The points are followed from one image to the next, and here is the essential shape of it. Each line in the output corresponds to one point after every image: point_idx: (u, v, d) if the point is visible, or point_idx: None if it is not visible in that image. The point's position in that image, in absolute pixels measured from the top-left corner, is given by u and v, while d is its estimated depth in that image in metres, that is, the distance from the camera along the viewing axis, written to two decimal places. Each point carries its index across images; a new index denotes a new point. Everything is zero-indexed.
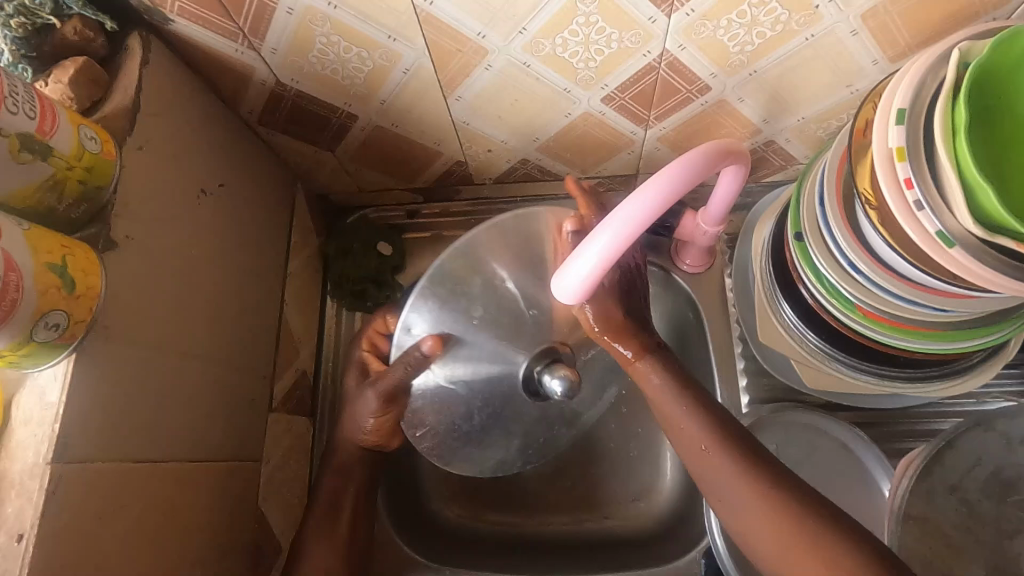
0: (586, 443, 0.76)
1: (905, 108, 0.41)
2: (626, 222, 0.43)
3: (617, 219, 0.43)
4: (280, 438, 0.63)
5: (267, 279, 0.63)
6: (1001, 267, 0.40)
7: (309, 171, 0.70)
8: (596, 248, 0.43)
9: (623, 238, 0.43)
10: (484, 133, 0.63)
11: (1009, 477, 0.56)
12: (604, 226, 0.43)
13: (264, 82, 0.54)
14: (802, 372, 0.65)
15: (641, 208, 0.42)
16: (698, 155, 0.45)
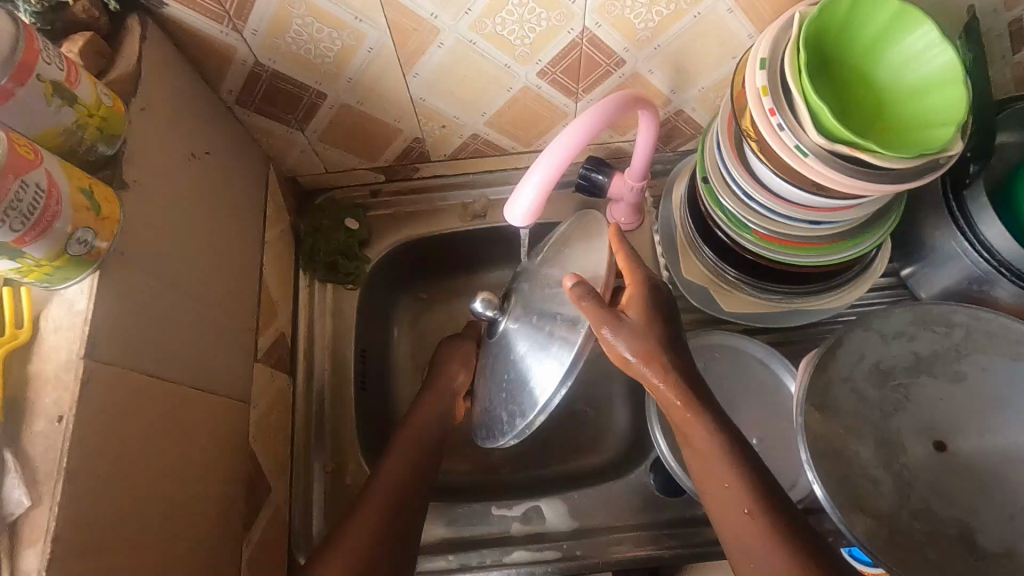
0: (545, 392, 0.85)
1: (766, 57, 0.54)
2: (561, 151, 0.52)
3: (550, 152, 0.52)
4: (265, 388, 0.68)
5: (248, 244, 0.69)
6: (843, 170, 0.52)
7: (281, 151, 0.78)
8: (538, 174, 0.53)
9: (560, 163, 0.53)
10: (438, 109, 0.73)
11: (887, 366, 0.68)
12: (541, 158, 0.53)
13: (244, 62, 0.62)
14: (721, 298, 0.77)
15: (571, 139, 0.52)
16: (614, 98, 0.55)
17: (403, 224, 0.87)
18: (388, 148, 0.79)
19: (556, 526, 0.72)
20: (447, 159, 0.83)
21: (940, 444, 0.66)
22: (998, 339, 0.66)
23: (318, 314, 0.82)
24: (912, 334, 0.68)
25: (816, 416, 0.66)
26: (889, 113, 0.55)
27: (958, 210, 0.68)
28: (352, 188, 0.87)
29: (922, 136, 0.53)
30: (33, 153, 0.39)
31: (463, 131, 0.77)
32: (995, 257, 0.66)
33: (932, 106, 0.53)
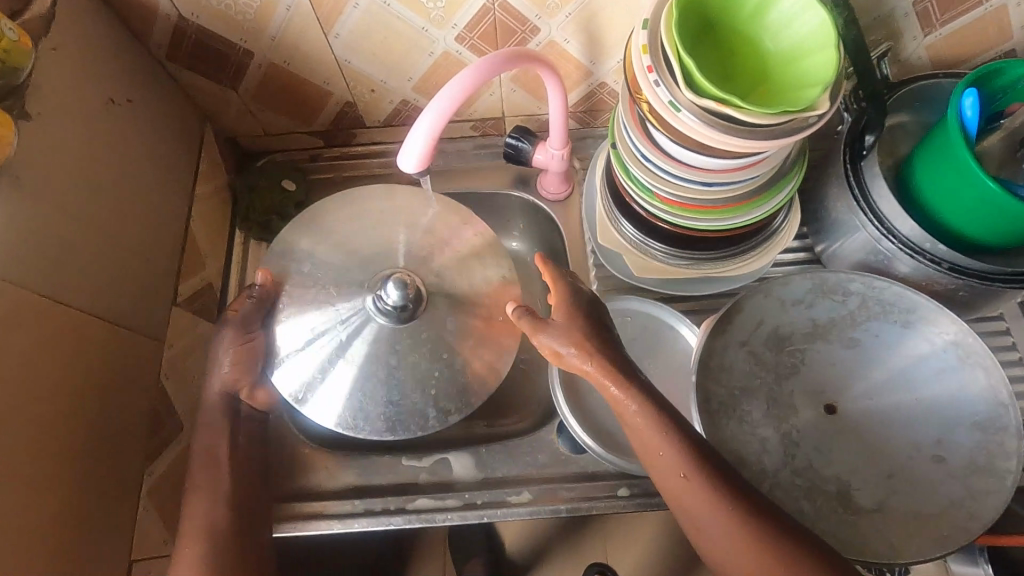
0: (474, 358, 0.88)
1: (649, 18, 0.56)
2: (448, 100, 0.55)
3: (436, 101, 0.55)
4: (184, 331, 0.71)
5: (174, 193, 0.72)
6: (715, 126, 0.54)
7: (218, 110, 0.81)
8: (427, 121, 0.55)
9: (446, 111, 0.56)
10: (365, 71, 0.75)
11: (785, 332, 0.70)
12: (428, 108, 0.55)
13: (167, 16, 0.65)
14: (634, 265, 0.79)
15: (457, 90, 0.55)
16: (501, 53, 0.58)
17: (340, 188, 0.90)
18: (322, 112, 0.82)
19: (463, 477, 0.74)
20: (382, 125, 0.86)
21: (830, 407, 0.67)
22: (891, 308, 0.67)
23: (250, 269, 0.85)
24: (810, 302, 0.70)
25: (710, 375, 0.68)
26: (769, 74, 0.58)
27: (854, 180, 0.70)
28: (292, 152, 0.90)
29: (794, 97, 0.55)
30: None
31: (392, 96, 0.80)
32: (884, 224, 0.69)
33: (806, 68, 0.56)
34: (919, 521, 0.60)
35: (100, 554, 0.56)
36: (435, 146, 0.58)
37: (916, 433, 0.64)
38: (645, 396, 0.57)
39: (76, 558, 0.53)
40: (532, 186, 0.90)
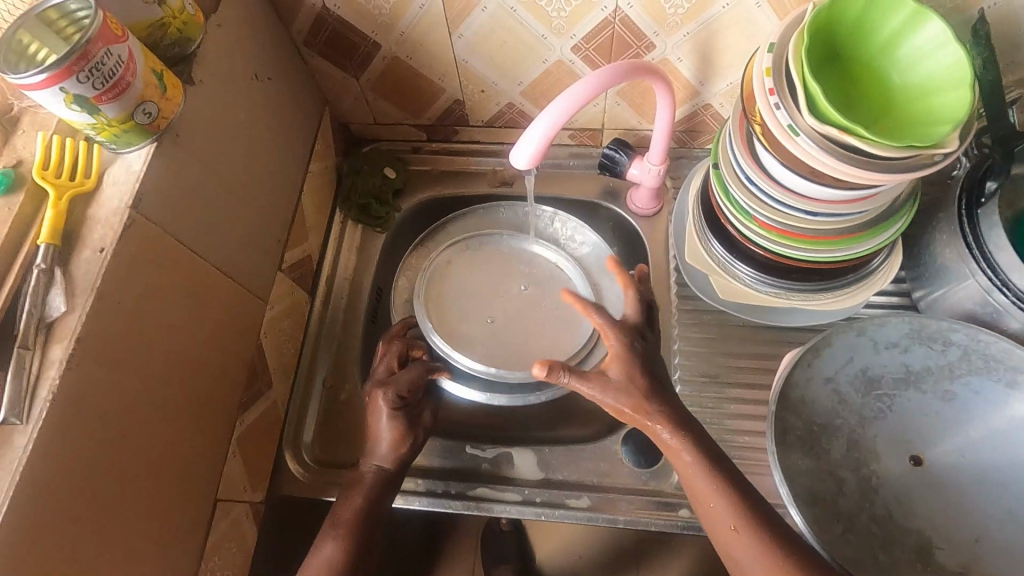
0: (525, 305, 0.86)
1: (775, 42, 0.57)
2: (564, 108, 0.57)
3: (559, 103, 0.57)
4: (284, 295, 0.77)
5: (293, 167, 0.78)
6: (833, 153, 0.54)
7: (337, 97, 0.86)
8: (542, 126, 0.58)
9: (560, 118, 0.58)
10: (479, 72, 0.79)
11: (874, 374, 0.68)
12: (549, 108, 0.58)
13: (313, 5, 0.71)
14: (719, 286, 0.79)
15: (574, 97, 0.57)
16: (624, 65, 0.60)
17: (435, 182, 0.94)
18: (432, 107, 0.87)
19: (523, 473, 0.75)
20: (484, 125, 0.89)
21: (916, 458, 0.65)
22: (995, 363, 0.64)
23: (345, 247, 0.89)
24: (906, 346, 0.67)
25: (790, 407, 0.67)
26: (893, 108, 0.57)
27: (968, 227, 0.67)
28: (396, 142, 0.95)
29: (919, 132, 0.54)
30: (121, 30, 0.48)
31: (500, 98, 0.83)
32: (997, 275, 0.66)
33: (935, 104, 0.55)
34: None
35: (194, 489, 0.60)
36: (546, 149, 0.60)
37: (1014, 499, 0.60)
38: (693, 440, 0.58)
39: (174, 491, 0.58)
40: (621, 199, 0.91)
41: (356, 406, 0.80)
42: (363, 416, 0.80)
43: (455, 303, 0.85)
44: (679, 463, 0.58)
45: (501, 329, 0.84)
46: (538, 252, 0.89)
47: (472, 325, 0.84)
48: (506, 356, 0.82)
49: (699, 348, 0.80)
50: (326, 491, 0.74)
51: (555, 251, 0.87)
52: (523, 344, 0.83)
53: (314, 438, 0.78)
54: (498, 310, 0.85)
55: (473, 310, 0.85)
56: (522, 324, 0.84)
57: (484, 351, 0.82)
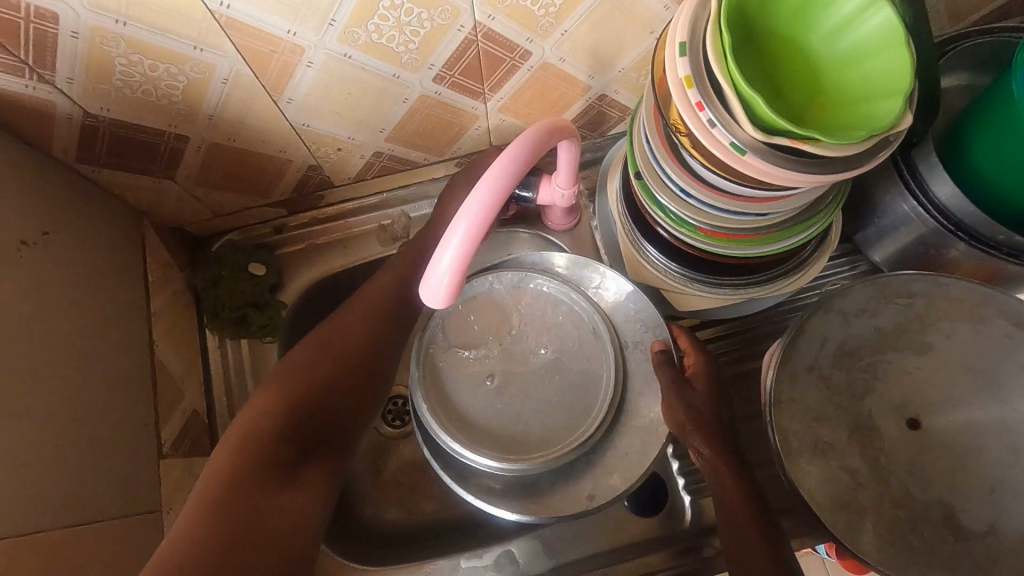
0: (556, 352, 0.71)
1: (685, 41, 0.46)
2: (478, 194, 0.45)
3: (470, 207, 0.44)
4: (179, 482, 0.60)
5: (127, 323, 0.59)
6: (787, 164, 0.46)
7: (155, 204, 0.66)
8: (456, 227, 0.44)
9: (475, 212, 0.44)
10: (328, 132, 0.63)
11: (852, 347, 0.64)
12: (458, 213, 0.44)
13: (69, 116, 0.51)
14: (672, 297, 0.71)
15: (488, 181, 0.45)
16: (535, 129, 0.50)
17: (317, 260, 0.77)
18: (281, 181, 0.69)
19: (530, 568, 0.67)
20: (354, 181, 0.73)
21: (913, 422, 0.62)
22: (959, 304, 0.63)
23: (235, 379, 0.72)
24: (874, 309, 0.64)
25: (784, 412, 0.62)
26: (826, 83, 0.49)
27: (908, 174, 0.63)
28: (252, 228, 0.76)
29: (864, 112, 0.47)
30: None
31: (363, 150, 0.67)
32: (951, 220, 0.61)
33: (871, 73, 0.47)
34: None
35: None
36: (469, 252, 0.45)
37: (1013, 439, 0.59)
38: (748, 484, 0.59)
39: None
40: (535, 217, 0.80)
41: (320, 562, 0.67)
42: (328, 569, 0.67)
43: (451, 362, 0.69)
44: (732, 511, 0.58)
45: (512, 396, 0.69)
46: (543, 289, 0.73)
47: (468, 388, 0.69)
48: (521, 437, 0.67)
49: None
50: None
51: (569, 293, 0.72)
52: (540, 427, 0.68)
53: None
54: (509, 376, 0.70)
55: (466, 374, 0.69)
56: (523, 388, 0.69)
57: (483, 433, 0.67)
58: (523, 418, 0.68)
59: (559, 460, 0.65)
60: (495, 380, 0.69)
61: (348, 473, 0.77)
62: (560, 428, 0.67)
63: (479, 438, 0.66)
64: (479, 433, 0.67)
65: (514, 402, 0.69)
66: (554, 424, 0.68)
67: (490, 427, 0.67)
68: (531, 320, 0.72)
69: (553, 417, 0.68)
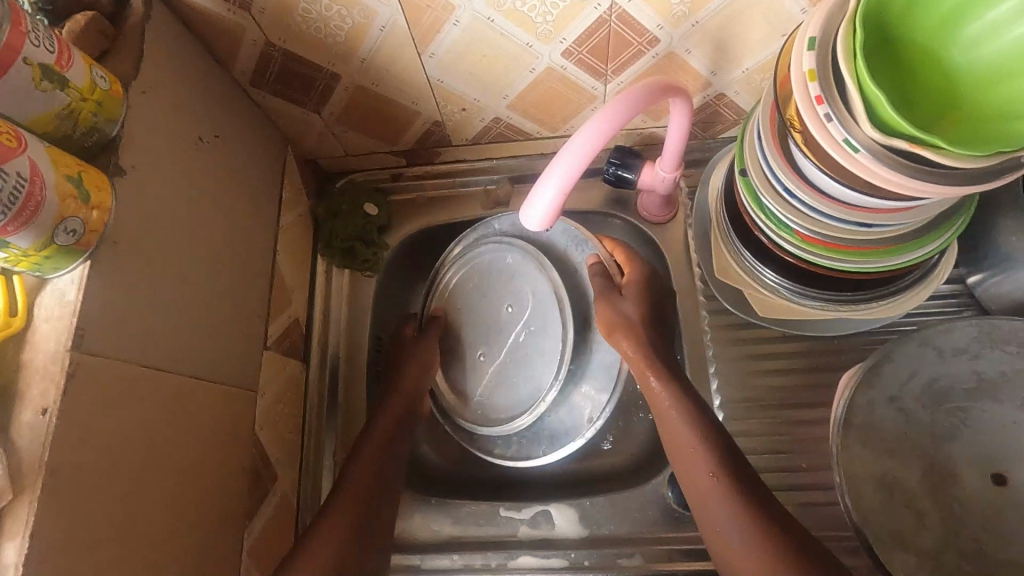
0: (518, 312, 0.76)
1: (816, 36, 0.47)
2: (577, 151, 0.50)
3: (566, 157, 0.50)
4: (274, 375, 0.68)
5: (261, 229, 0.68)
6: (902, 168, 0.45)
7: (299, 135, 0.76)
8: (555, 178, 0.51)
9: (574, 166, 0.50)
10: (457, 90, 0.68)
11: (943, 386, 0.61)
12: (556, 162, 0.51)
13: (254, 41, 0.60)
14: (756, 302, 0.70)
15: (589, 138, 0.49)
16: (644, 86, 0.51)
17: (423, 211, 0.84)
18: (408, 131, 0.76)
19: (565, 533, 0.69)
20: (470, 143, 0.79)
21: (998, 477, 0.58)
22: None
23: (334, 302, 0.80)
24: (976, 352, 0.61)
25: (853, 436, 0.60)
26: (963, 98, 0.48)
27: None
28: (372, 172, 0.84)
29: (1002, 130, 0.45)
30: (16, 140, 0.38)
31: (484, 114, 0.73)
32: None
33: (1015, 92, 0.45)
34: None
35: None
36: (561, 201, 0.53)
37: None
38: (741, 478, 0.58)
39: None
40: (631, 206, 0.82)
41: None
42: None
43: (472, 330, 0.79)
44: (674, 431, 0.62)
45: (506, 359, 0.76)
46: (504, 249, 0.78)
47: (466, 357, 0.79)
48: (507, 404, 0.75)
49: (737, 366, 0.73)
50: None
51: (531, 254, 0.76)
52: (518, 391, 0.75)
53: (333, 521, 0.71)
54: (494, 344, 0.77)
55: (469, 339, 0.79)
56: (507, 352, 0.76)
57: (485, 401, 0.77)
58: (506, 383, 0.76)
59: (519, 423, 0.73)
60: (484, 351, 0.78)
61: None
62: (524, 394, 0.74)
63: (502, 407, 0.76)
64: (498, 404, 0.76)
65: (507, 367, 0.76)
66: (524, 376, 0.75)
67: (491, 398, 0.76)
68: (495, 283, 0.78)
69: (530, 376, 0.74)
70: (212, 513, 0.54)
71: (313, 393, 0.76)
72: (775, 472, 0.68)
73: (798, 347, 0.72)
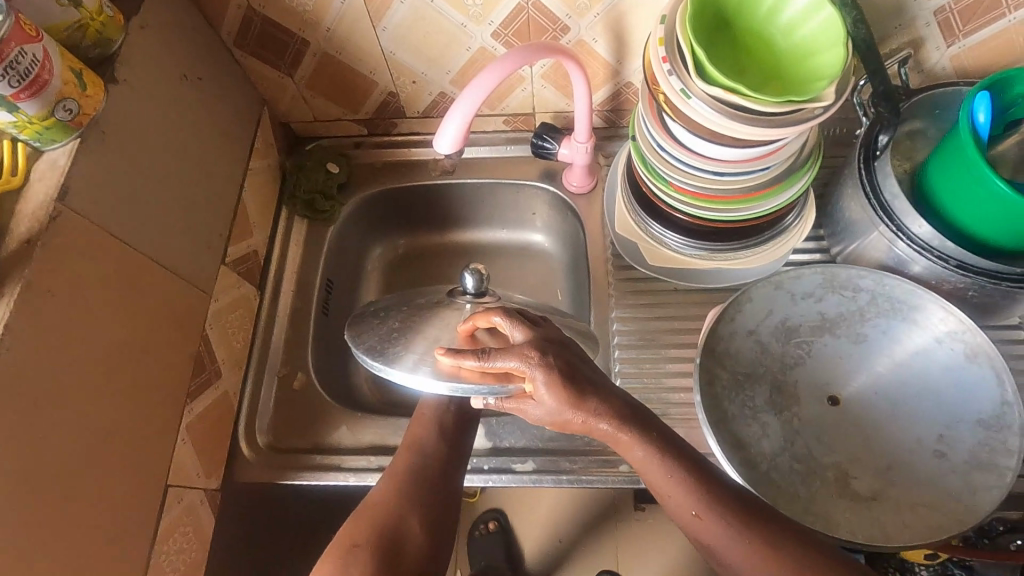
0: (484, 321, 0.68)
1: (666, 15, 0.61)
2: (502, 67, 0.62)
3: (496, 68, 0.62)
4: (229, 289, 0.78)
5: (231, 164, 0.79)
6: (723, 113, 0.58)
7: (274, 97, 0.89)
8: (479, 90, 0.62)
9: (498, 76, 0.62)
10: (407, 63, 0.82)
11: (793, 324, 0.72)
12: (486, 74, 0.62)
13: (239, 5, 0.74)
14: (648, 254, 0.82)
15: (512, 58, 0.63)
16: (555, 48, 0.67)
17: (378, 174, 0.96)
18: (367, 100, 0.90)
19: (473, 445, 0.78)
20: (421, 115, 0.92)
21: (833, 398, 0.69)
22: (900, 305, 0.68)
23: (292, 243, 0.91)
24: (821, 295, 0.71)
25: (715, 359, 0.70)
26: (781, 70, 0.61)
27: (866, 178, 0.71)
28: (337, 139, 0.98)
29: (802, 90, 0.59)
30: (34, 32, 0.51)
31: (432, 88, 0.86)
32: (895, 221, 0.69)
33: (817, 65, 0.59)
34: (914, 511, 0.61)
35: (144, 475, 0.61)
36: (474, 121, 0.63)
37: (914, 427, 0.65)
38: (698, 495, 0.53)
39: (127, 470, 0.59)
40: (558, 180, 0.95)
41: (311, 392, 0.82)
42: (315, 399, 0.82)
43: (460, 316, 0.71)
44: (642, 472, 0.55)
45: None
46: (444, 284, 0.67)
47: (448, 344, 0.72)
48: None
49: (636, 313, 0.83)
50: (282, 476, 0.77)
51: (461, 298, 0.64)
52: None
53: (269, 425, 0.80)
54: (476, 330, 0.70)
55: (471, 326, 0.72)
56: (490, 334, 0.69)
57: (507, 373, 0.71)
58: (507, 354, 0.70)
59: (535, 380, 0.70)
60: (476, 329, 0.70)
61: (349, 347, 0.93)
62: None
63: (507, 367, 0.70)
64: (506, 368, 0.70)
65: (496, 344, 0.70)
66: None
67: None
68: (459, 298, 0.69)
69: None
70: (154, 379, 0.63)
71: (263, 318, 0.86)
72: (662, 400, 0.78)
73: (687, 298, 0.83)
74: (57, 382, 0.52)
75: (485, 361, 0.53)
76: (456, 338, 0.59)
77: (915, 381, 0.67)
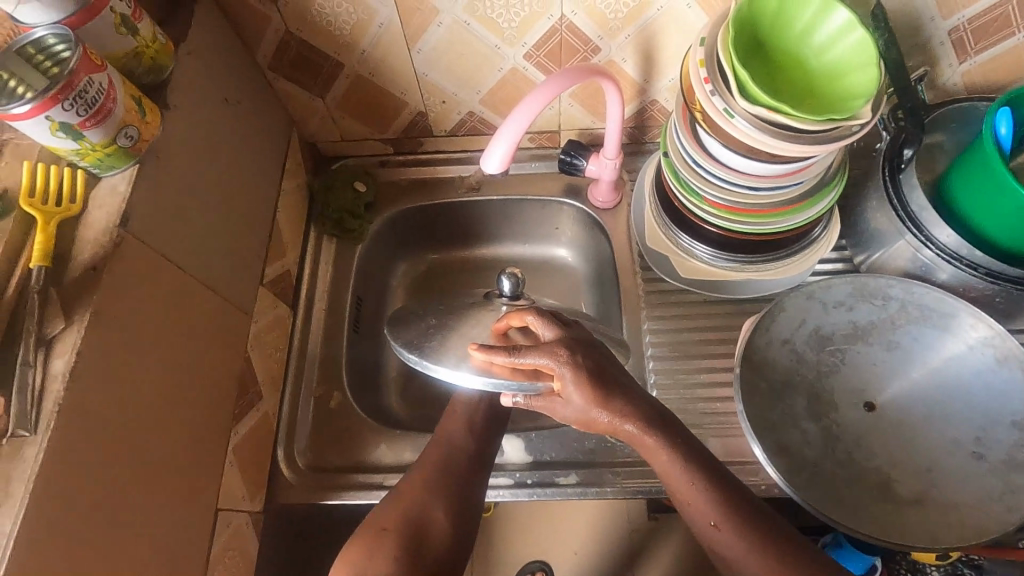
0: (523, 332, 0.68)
1: (706, 37, 0.63)
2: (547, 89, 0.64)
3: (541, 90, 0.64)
4: (267, 309, 0.78)
5: (267, 185, 0.80)
6: (766, 131, 0.60)
7: (304, 118, 0.90)
8: (525, 112, 0.63)
9: (544, 98, 0.64)
10: (439, 84, 0.84)
11: (826, 332, 0.74)
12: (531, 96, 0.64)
13: (278, 29, 0.75)
14: (679, 266, 0.84)
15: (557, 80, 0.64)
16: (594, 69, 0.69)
17: (405, 192, 0.97)
18: (396, 120, 0.91)
19: (513, 459, 0.78)
20: (448, 133, 0.94)
21: (868, 404, 0.71)
22: (929, 312, 0.71)
23: (322, 262, 0.92)
24: (852, 305, 0.73)
25: (754, 367, 0.72)
26: (816, 89, 0.64)
27: (892, 191, 0.74)
28: (364, 157, 0.99)
29: (838, 109, 0.61)
30: (99, 61, 0.51)
31: (460, 107, 0.88)
32: (922, 231, 0.72)
33: (850, 84, 0.62)
34: (956, 512, 0.63)
35: (195, 499, 0.61)
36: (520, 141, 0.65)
37: (950, 430, 0.68)
38: (731, 506, 0.55)
39: (181, 494, 0.59)
40: (583, 195, 0.96)
41: (348, 411, 0.82)
42: (352, 418, 0.82)
43: None
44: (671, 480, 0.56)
45: None
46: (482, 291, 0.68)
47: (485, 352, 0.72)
48: None
49: (667, 324, 0.85)
50: (322, 495, 0.76)
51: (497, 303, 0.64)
52: None
53: (307, 445, 0.80)
54: None
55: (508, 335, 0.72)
56: None
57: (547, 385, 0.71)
58: None
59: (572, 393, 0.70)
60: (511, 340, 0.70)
61: (379, 364, 0.93)
62: None
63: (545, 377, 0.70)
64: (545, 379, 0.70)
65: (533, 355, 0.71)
66: None
67: None
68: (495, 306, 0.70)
69: None
70: (204, 402, 0.63)
71: (297, 337, 0.86)
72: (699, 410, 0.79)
73: (716, 309, 0.85)
74: (121, 408, 0.52)
75: (517, 357, 0.53)
76: (487, 335, 0.59)
77: (948, 386, 0.70)
